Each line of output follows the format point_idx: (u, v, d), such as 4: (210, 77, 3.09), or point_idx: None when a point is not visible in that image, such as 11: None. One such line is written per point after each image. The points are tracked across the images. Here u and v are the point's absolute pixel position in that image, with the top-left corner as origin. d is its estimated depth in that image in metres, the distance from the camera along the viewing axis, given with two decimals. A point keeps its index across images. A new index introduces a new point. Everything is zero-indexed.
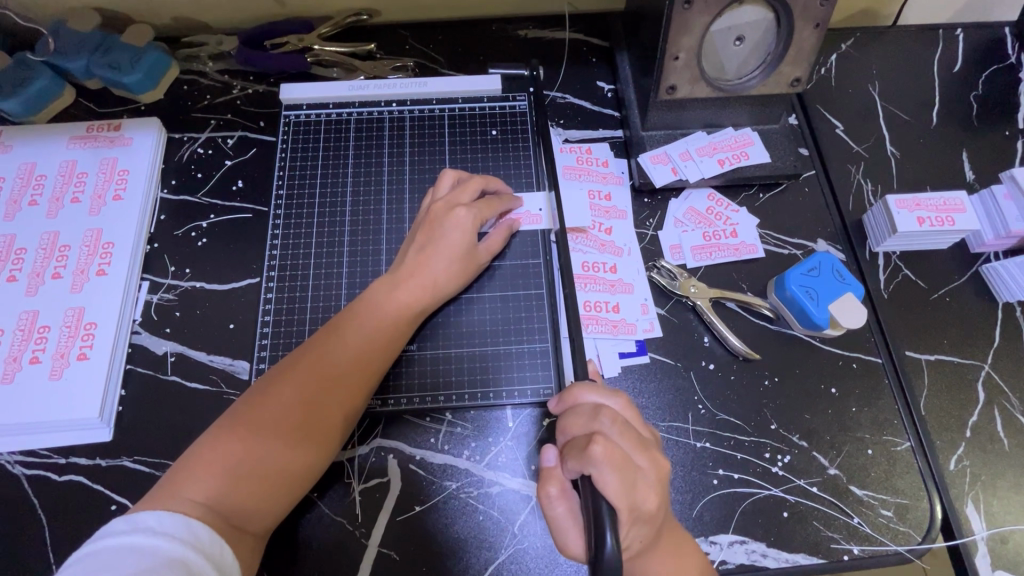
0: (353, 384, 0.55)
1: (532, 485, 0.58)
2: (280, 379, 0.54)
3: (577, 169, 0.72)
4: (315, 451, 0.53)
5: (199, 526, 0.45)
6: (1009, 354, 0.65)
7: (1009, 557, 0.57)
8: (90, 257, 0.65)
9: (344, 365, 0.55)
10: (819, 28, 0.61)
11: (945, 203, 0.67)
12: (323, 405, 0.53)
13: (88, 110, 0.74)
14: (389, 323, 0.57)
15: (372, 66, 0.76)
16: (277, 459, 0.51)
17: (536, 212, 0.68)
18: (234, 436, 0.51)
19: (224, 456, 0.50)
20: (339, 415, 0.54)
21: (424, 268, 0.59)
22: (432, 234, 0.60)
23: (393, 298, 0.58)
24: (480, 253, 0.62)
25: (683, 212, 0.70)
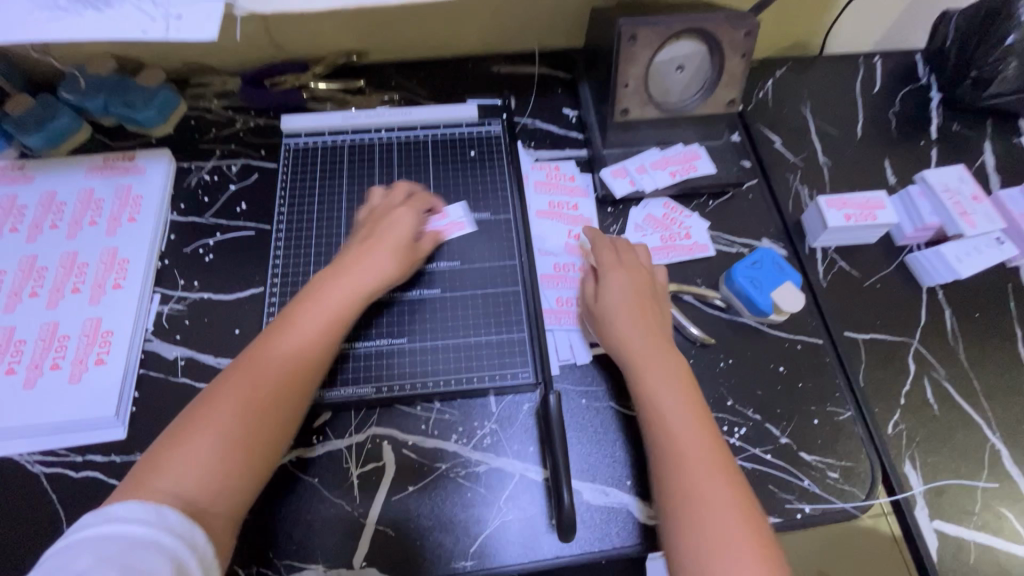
0: (303, 373, 0.57)
1: (514, 462, 0.64)
2: (230, 377, 0.55)
3: (546, 183, 0.80)
4: (275, 438, 0.55)
5: (169, 512, 0.46)
6: (934, 331, 0.74)
7: (944, 508, 0.64)
8: (106, 272, 0.72)
9: (294, 355, 0.57)
10: (746, 58, 0.72)
11: (867, 202, 0.77)
12: (279, 395, 0.55)
13: (103, 144, 0.82)
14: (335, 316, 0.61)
15: (362, 100, 0.86)
16: (240, 447, 0.52)
17: (459, 218, 0.75)
18: (191, 432, 0.52)
19: (184, 452, 0.50)
20: (296, 403, 0.56)
21: (363, 263, 0.65)
22: (375, 234, 0.67)
23: (335, 289, 0.62)
24: (414, 248, 0.69)
25: (642, 218, 0.79)
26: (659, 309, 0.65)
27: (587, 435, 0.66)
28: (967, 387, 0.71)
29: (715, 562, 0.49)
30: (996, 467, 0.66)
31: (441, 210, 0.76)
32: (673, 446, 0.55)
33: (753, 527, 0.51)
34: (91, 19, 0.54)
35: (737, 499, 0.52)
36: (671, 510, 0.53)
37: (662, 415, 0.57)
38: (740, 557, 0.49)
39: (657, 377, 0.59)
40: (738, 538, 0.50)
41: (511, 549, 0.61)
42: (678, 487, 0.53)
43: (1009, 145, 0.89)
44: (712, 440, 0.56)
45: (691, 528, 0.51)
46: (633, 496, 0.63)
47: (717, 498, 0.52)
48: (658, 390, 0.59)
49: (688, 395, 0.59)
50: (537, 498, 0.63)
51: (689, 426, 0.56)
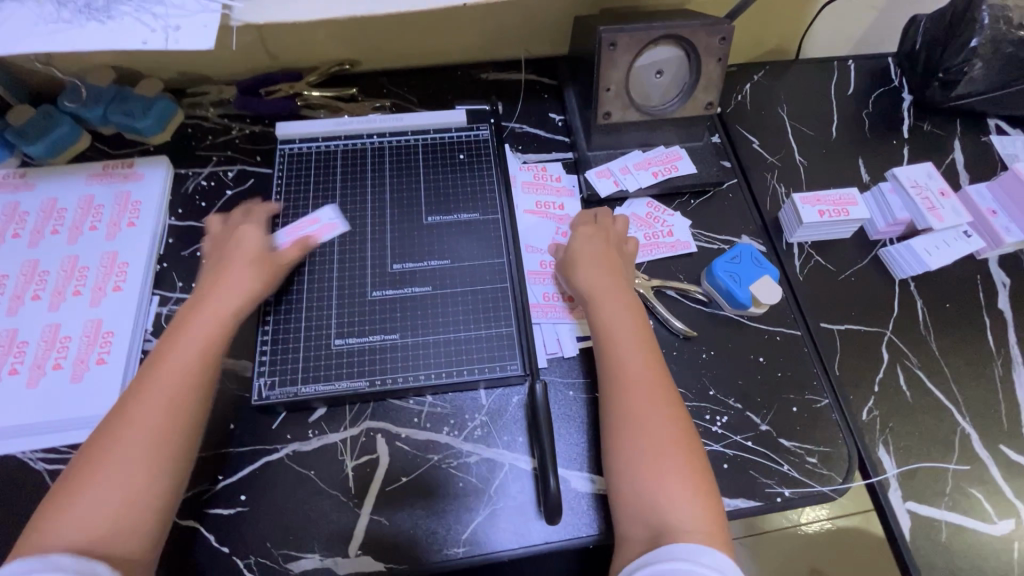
0: (183, 399, 0.58)
1: (504, 453, 0.67)
2: (106, 425, 0.56)
3: (534, 184, 0.83)
4: (169, 462, 0.55)
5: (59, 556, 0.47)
6: (906, 321, 0.77)
7: (917, 489, 0.67)
8: (106, 275, 0.74)
9: (164, 386, 0.58)
10: (721, 62, 0.76)
11: (840, 199, 0.80)
12: (157, 425, 0.56)
13: (102, 152, 0.85)
14: (198, 341, 0.61)
15: (355, 107, 0.89)
16: (132, 480, 0.53)
17: (330, 219, 0.77)
18: (82, 481, 0.53)
19: (78, 500, 0.52)
20: (184, 429, 0.57)
21: (224, 285, 0.66)
22: (226, 255, 0.69)
23: (199, 318, 0.63)
24: (275, 258, 0.70)
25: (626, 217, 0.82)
26: (617, 255, 0.72)
27: (575, 425, 0.68)
28: (938, 373, 0.74)
29: (645, 464, 0.56)
30: (966, 450, 0.69)
31: (309, 216, 0.77)
32: (618, 370, 0.62)
33: (682, 438, 0.58)
34: (93, 31, 0.56)
35: (670, 415, 0.59)
36: (612, 423, 0.60)
37: (612, 343, 0.64)
38: (669, 461, 0.56)
39: (609, 311, 0.66)
40: (668, 446, 0.57)
41: (502, 535, 0.63)
42: (620, 404, 0.60)
43: (977, 143, 0.93)
44: (654, 366, 0.62)
45: (627, 438, 0.58)
46: None
47: (653, 414, 0.59)
48: (610, 321, 0.65)
49: (637, 327, 0.65)
50: (526, 486, 0.65)
51: (634, 352, 0.63)
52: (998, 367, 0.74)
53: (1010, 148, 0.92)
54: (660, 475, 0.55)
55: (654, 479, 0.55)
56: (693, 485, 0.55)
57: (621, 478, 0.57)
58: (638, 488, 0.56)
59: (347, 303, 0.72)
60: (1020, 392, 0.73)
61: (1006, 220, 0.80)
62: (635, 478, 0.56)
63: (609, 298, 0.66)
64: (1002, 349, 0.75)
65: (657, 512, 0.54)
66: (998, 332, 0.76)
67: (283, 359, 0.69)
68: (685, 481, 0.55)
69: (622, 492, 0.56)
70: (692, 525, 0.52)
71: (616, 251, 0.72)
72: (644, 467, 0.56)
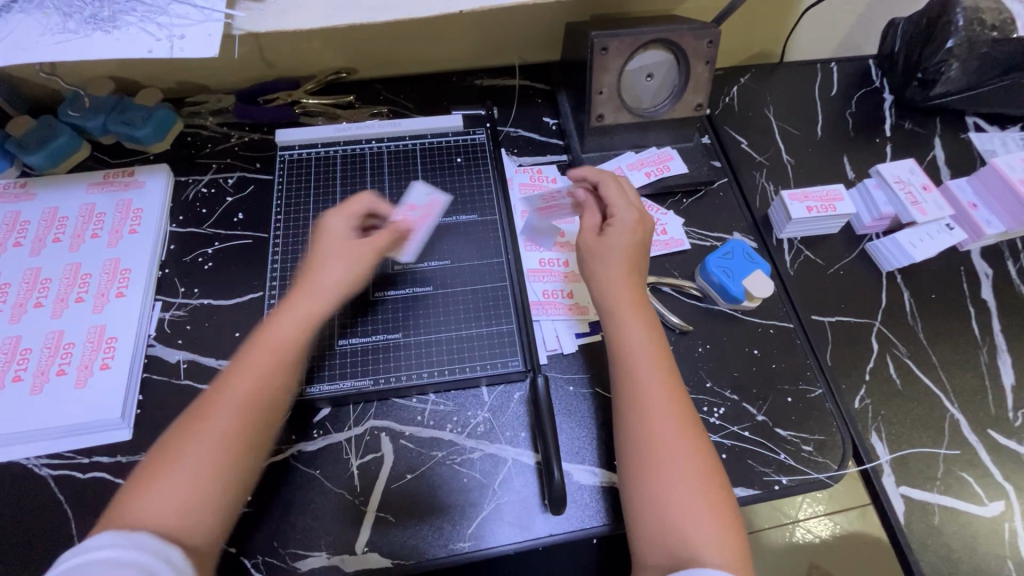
0: (267, 403, 0.55)
1: (506, 448, 0.68)
2: (200, 415, 0.53)
3: (544, 206, 0.80)
4: (242, 466, 0.53)
5: (139, 543, 0.45)
6: (894, 312, 0.79)
7: (910, 474, 0.69)
8: (109, 282, 0.74)
9: (252, 388, 0.55)
10: (709, 65, 0.78)
11: (827, 195, 0.83)
12: (234, 427, 0.53)
13: (102, 161, 0.86)
14: (289, 344, 0.57)
15: (352, 113, 0.90)
16: (209, 476, 0.51)
17: (428, 197, 0.77)
18: (165, 464, 0.50)
19: (156, 493, 0.49)
20: (258, 433, 0.54)
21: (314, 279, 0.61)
22: (321, 249, 0.64)
23: (292, 314, 0.59)
24: (375, 250, 0.65)
25: None
26: (641, 260, 0.67)
27: (576, 420, 0.70)
28: (927, 362, 0.76)
29: (670, 498, 0.53)
30: (955, 435, 0.71)
31: (406, 202, 0.75)
32: (640, 393, 0.59)
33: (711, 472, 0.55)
34: (98, 40, 0.57)
35: (694, 445, 0.56)
36: (634, 450, 0.57)
37: (634, 363, 0.60)
38: (694, 493, 0.53)
39: (632, 328, 0.62)
40: (695, 478, 0.54)
41: (506, 529, 0.64)
42: (644, 431, 0.57)
43: (956, 140, 0.96)
44: (677, 390, 0.59)
45: (653, 467, 0.55)
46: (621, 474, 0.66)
47: (678, 442, 0.56)
48: (632, 339, 0.62)
49: (660, 345, 0.62)
50: (530, 481, 0.66)
51: (657, 373, 0.59)
52: (984, 354, 0.76)
53: (987, 145, 0.95)
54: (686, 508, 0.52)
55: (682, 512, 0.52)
56: (719, 517, 0.52)
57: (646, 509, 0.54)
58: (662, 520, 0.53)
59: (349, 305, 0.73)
60: (1005, 379, 0.75)
61: (987, 213, 0.83)
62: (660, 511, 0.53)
63: (630, 313, 0.63)
64: (987, 337, 0.78)
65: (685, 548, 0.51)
66: (983, 321, 0.79)
67: None
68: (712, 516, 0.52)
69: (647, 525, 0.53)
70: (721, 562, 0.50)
71: (641, 256, 0.68)
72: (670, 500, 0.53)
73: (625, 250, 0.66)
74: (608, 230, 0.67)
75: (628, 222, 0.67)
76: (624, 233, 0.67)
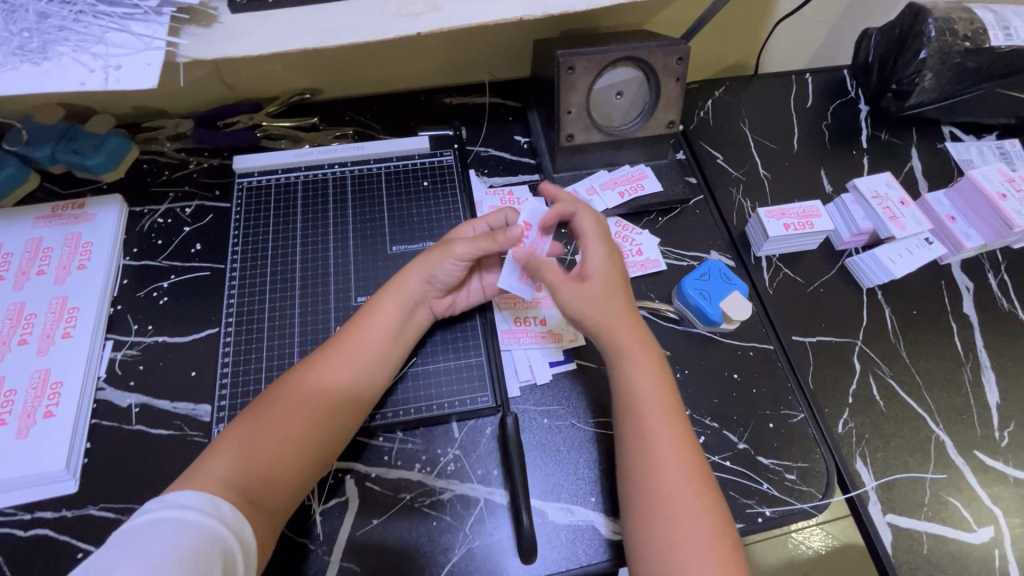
0: (355, 398, 0.63)
1: (477, 487, 0.65)
2: (298, 392, 0.60)
3: (522, 267, 0.69)
4: (325, 449, 0.60)
5: (223, 502, 0.51)
6: (876, 330, 0.77)
7: (897, 501, 0.67)
8: (55, 322, 0.70)
9: (348, 384, 0.62)
10: (680, 81, 0.76)
11: (804, 211, 0.81)
12: (316, 406, 0.60)
13: (52, 192, 0.82)
14: (376, 341, 0.65)
15: (315, 136, 0.87)
16: (295, 451, 0.58)
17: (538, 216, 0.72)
18: (264, 429, 0.58)
19: (240, 450, 0.56)
20: (338, 420, 0.61)
21: (403, 279, 0.68)
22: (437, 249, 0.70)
23: (381, 311, 0.66)
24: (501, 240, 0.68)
25: None
26: (629, 304, 0.65)
27: (551, 454, 0.67)
28: (910, 381, 0.74)
29: (673, 556, 0.52)
30: (942, 457, 0.69)
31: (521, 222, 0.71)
32: (646, 442, 0.57)
33: (718, 525, 0.53)
34: (27, 72, 0.54)
35: (700, 494, 0.55)
36: (641, 504, 0.55)
37: (637, 405, 0.59)
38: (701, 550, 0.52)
39: (636, 368, 0.61)
40: (704, 534, 0.53)
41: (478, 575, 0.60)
42: (651, 481, 0.56)
43: (933, 151, 0.95)
44: (685, 438, 0.58)
45: (658, 522, 0.54)
46: (597, 511, 0.64)
47: (684, 494, 0.54)
48: (637, 384, 0.60)
49: (665, 389, 0.60)
50: (503, 522, 0.63)
51: (664, 420, 0.58)
52: (968, 372, 0.75)
53: (964, 154, 0.95)
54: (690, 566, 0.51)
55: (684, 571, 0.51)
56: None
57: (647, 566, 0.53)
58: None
59: (310, 339, 0.70)
60: (990, 397, 0.73)
61: (966, 226, 0.82)
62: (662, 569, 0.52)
63: (635, 355, 0.61)
64: (970, 354, 0.76)
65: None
66: (965, 337, 0.77)
67: (243, 404, 0.66)
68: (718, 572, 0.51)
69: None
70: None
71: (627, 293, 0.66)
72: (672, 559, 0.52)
73: (609, 296, 0.64)
74: (586, 272, 0.65)
75: (602, 263, 0.65)
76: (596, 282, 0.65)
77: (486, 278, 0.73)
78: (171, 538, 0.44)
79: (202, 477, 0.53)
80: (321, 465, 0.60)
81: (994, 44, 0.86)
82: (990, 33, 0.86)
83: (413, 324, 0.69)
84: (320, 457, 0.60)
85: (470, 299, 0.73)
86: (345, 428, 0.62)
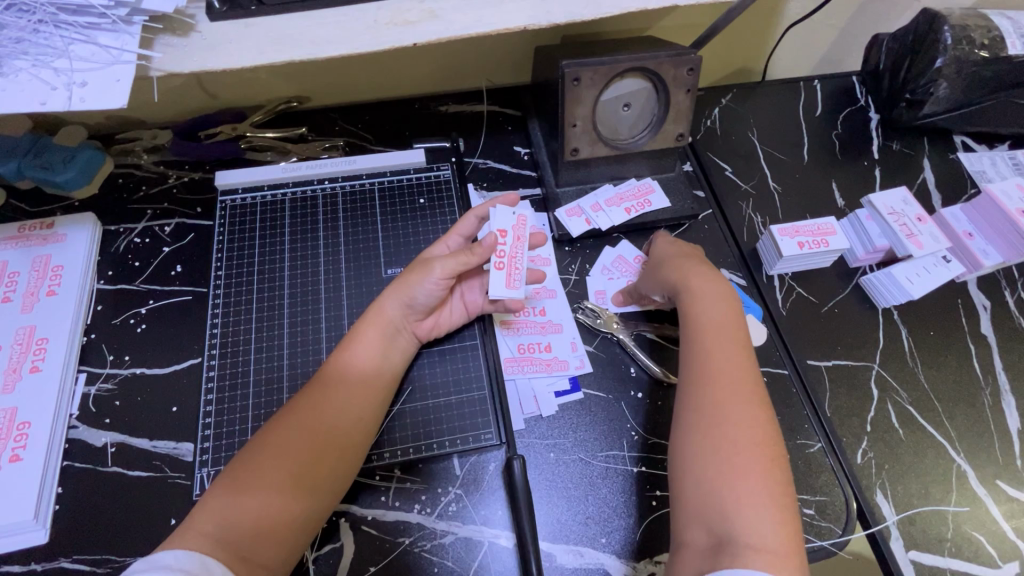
0: (354, 421, 0.59)
1: (482, 529, 0.61)
2: (305, 403, 0.59)
3: (509, 274, 0.65)
4: (328, 482, 0.56)
5: (210, 559, 0.47)
6: (893, 353, 0.74)
7: (919, 536, 0.64)
8: (22, 355, 0.65)
9: (348, 402, 0.60)
10: (690, 92, 0.72)
11: (818, 228, 0.78)
12: (311, 434, 0.57)
13: (19, 210, 0.76)
14: (360, 374, 0.61)
15: (303, 148, 0.82)
16: (297, 476, 0.54)
17: (513, 216, 0.67)
18: (267, 453, 0.55)
19: (231, 499, 0.52)
20: (332, 458, 0.57)
21: (379, 305, 0.65)
22: (413, 267, 0.67)
23: (362, 343, 0.63)
24: (478, 252, 0.64)
25: (612, 260, 0.78)
26: (706, 261, 0.70)
27: (558, 491, 0.63)
28: (929, 408, 0.71)
29: (714, 460, 0.52)
30: (964, 489, 0.67)
31: (495, 226, 0.66)
32: (703, 361, 0.59)
33: (765, 441, 0.53)
34: None
35: (763, 446, 0.53)
36: (693, 413, 0.56)
37: (700, 332, 0.61)
38: (741, 457, 0.52)
39: (700, 298, 0.63)
40: (747, 442, 0.53)
41: None
42: (703, 394, 0.57)
43: (946, 162, 0.92)
44: (746, 367, 0.58)
45: (710, 447, 0.53)
46: (608, 553, 0.60)
47: (736, 407, 0.55)
48: (700, 312, 0.63)
49: (731, 321, 0.62)
50: (508, 566, 0.59)
51: (725, 347, 0.60)
52: (988, 397, 0.72)
53: (977, 165, 0.92)
54: (729, 470, 0.51)
55: (722, 473, 0.51)
56: (768, 490, 0.50)
57: (685, 471, 0.54)
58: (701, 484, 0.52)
59: (300, 372, 0.66)
60: (1011, 423, 0.71)
61: (983, 242, 0.79)
62: (699, 470, 0.53)
63: (697, 287, 0.64)
64: (989, 377, 0.73)
65: (719, 517, 0.50)
66: (984, 359, 0.74)
67: (228, 445, 0.62)
68: (759, 481, 0.50)
69: (685, 484, 0.53)
70: (760, 535, 0.48)
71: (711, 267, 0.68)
72: (714, 462, 0.52)
73: (684, 251, 0.70)
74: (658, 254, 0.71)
75: (676, 249, 0.71)
76: (681, 242, 0.73)
77: (466, 294, 0.71)
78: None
79: (193, 533, 0.49)
80: (325, 502, 0.56)
81: (1011, 53, 0.82)
82: (1007, 41, 0.83)
83: (396, 349, 0.65)
84: (325, 489, 0.56)
85: (452, 318, 0.70)
86: (349, 453, 0.58)
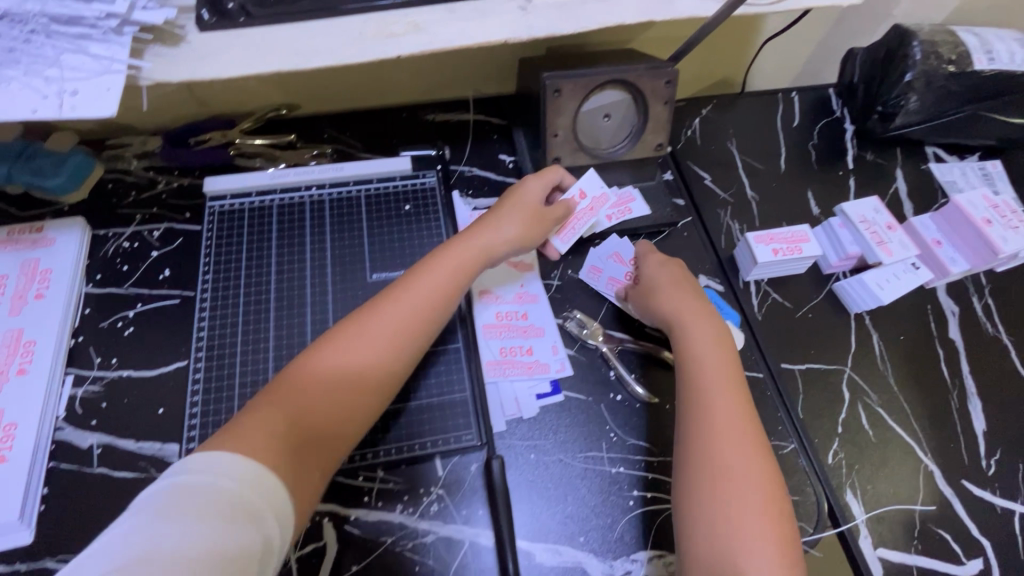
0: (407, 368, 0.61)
1: (464, 530, 0.62)
2: (383, 339, 0.59)
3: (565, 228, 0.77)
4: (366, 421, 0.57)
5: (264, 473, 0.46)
6: (864, 357, 0.76)
7: (888, 534, 0.66)
8: (10, 356, 0.66)
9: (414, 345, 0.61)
10: (668, 104, 0.74)
11: (792, 236, 0.80)
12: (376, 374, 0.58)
13: (9, 214, 0.77)
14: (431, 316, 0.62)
15: (291, 155, 0.83)
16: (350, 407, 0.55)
17: (599, 190, 0.78)
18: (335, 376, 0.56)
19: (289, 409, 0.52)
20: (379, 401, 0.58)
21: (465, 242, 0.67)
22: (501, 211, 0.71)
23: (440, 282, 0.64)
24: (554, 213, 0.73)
25: (611, 252, 0.78)
26: (694, 288, 0.71)
27: (538, 492, 0.65)
28: (899, 410, 0.73)
29: (721, 510, 0.54)
30: (931, 488, 0.69)
31: (579, 188, 0.77)
32: (702, 408, 0.60)
33: (771, 490, 0.55)
34: None
35: (768, 498, 0.55)
36: (695, 461, 0.57)
37: (699, 377, 0.62)
38: (746, 510, 0.53)
39: (699, 342, 0.65)
40: (753, 495, 0.54)
41: None
42: (706, 441, 0.58)
43: (918, 171, 0.95)
44: (745, 412, 0.60)
45: (713, 497, 0.55)
46: (586, 551, 0.62)
47: (739, 459, 0.56)
48: (698, 356, 0.64)
49: (728, 364, 0.63)
50: (489, 566, 0.60)
51: (724, 390, 0.61)
52: (954, 400, 0.74)
53: (948, 176, 0.95)
54: (738, 514, 0.53)
55: (728, 524, 0.53)
56: (773, 545, 0.52)
57: (689, 519, 0.55)
58: (708, 531, 0.53)
59: None
60: (977, 425, 0.73)
61: (951, 250, 0.82)
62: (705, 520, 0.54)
63: (698, 320, 0.67)
64: (956, 380, 0.76)
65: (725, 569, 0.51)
66: (952, 364, 0.77)
67: None
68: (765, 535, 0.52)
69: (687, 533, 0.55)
70: None
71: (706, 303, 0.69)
72: (720, 514, 0.54)
73: (678, 281, 0.71)
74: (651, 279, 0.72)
75: (670, 277, 0.72)
76: (670, 265, 0.73)
77: None
78: (181, 509, 0.40)
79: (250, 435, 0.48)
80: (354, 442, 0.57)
81: (977, 68, 0.86)
82: (973, 57, 0.86)
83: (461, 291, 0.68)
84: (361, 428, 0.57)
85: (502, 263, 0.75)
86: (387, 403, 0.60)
